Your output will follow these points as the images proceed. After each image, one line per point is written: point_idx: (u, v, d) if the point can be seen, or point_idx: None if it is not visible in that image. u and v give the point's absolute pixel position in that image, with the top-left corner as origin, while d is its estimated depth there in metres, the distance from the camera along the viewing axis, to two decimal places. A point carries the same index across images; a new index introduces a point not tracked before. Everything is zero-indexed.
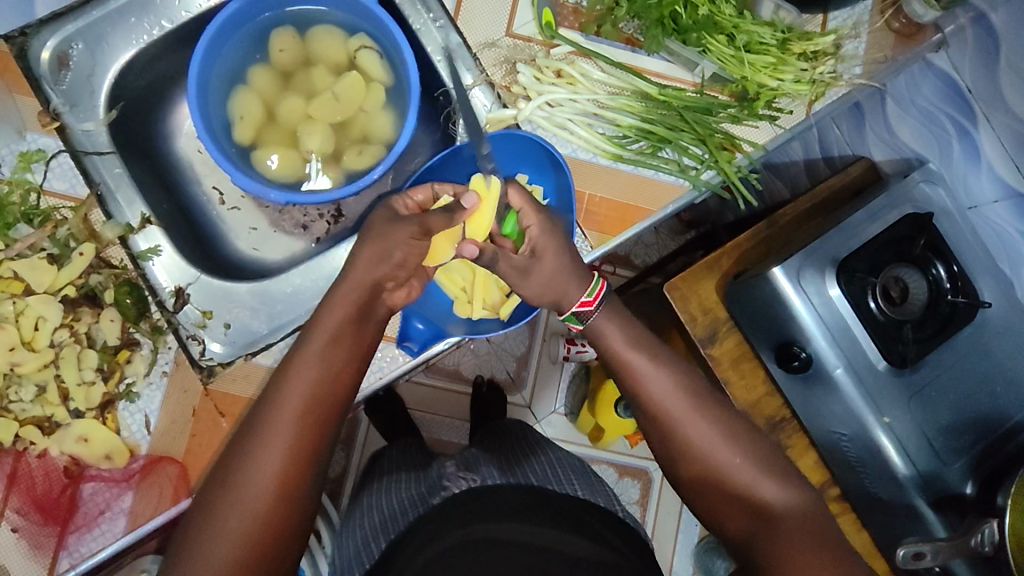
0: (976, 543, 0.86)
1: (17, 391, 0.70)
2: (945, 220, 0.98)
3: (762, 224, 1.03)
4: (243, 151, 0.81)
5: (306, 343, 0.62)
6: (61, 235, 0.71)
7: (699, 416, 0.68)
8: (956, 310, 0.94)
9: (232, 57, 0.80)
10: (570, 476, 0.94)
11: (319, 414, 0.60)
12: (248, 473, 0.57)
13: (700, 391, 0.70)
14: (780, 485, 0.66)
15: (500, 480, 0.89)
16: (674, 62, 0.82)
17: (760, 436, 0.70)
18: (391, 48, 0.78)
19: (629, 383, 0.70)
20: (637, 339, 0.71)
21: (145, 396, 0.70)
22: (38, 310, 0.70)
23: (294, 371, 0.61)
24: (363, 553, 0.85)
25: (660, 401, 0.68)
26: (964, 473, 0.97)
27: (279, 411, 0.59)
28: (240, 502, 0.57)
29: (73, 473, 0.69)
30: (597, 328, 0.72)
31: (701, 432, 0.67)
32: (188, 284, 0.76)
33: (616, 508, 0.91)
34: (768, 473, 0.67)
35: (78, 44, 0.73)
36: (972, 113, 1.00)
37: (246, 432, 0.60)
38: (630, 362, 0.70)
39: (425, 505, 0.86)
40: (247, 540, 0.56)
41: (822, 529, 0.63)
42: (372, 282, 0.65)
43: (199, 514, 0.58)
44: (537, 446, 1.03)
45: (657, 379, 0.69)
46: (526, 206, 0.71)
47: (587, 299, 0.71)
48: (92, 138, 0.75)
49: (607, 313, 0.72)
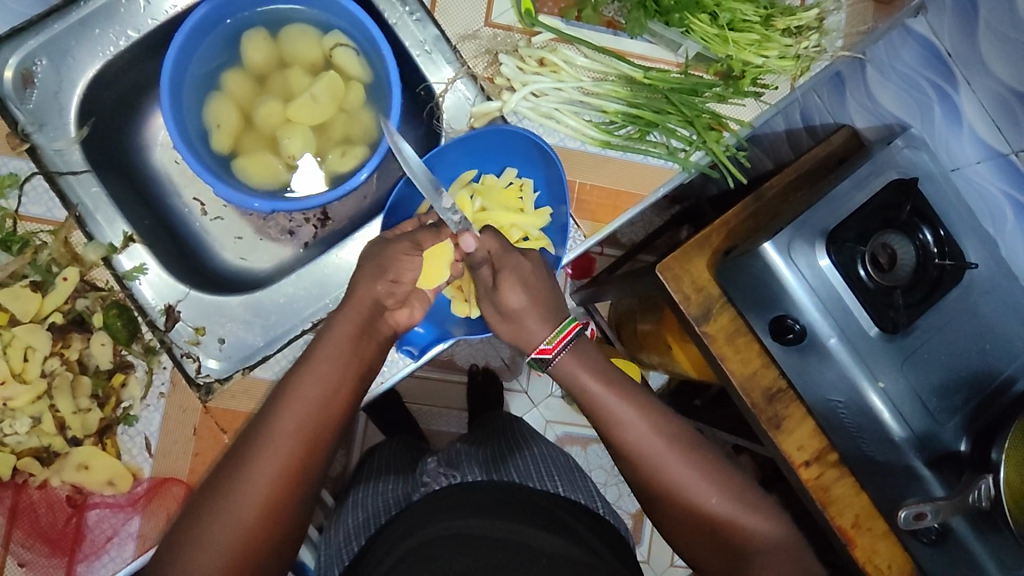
0: (974, 499, 0.88)
1: (11, 424, 0.68)
2: (930, 183, 0.98)
3: (749, 198, 1.03)
4: (222, 160, 0.79)
5: (310, 362, 0.62)
6: (42, 260, 0.69)
7: (677, 457, 0.69)
8: (944, 273, 0.96)
9: (204, 62, 0.77)
10: (552, 472, 0.95)
11: (310, 435, 0.60)
12: (235, 488, 0.58)
13: (672, 430, 0.70)
14: (758, 517, 0.69)
15: (480, 477, 0.90)
16: (657, 43, 0.81)
17: (731, 468, 0.73)
18: (368, 45, 0.77)
19: (606, 425, 0.69)
20: (610, 380, 0.70)
21: (143, 419, 0.69)
22: (26, 339, 0.68)
23: (297, 387, 0.61)
24: (344, 551, 0.87)
25: (638, 444, 0.68)
26: (959, 431, 0.99)
27: (273, 428, 0.59)
28: (226, 518, 0.57)
29: (77, 502, 0.69)
30: (566, 374, 0.70)
31: (683, 476, 0.68)
32: (177, 302, 0.75)
33: (597, 505, 0.93)
34: (742, 506, 0.69)
35: (42, 60, 0.70)
36: (952, 77, 0.99)
37: (241, 445, 0.60)
38: (606, 408, 0.69)
39: (407, 502, 0.89)
40: (226, 556, 0.57)
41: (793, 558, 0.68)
42: (371, 301, 0.66)
43: (185, 521, 0.58)
44: (527, 439, 1.04)
45: (637, 424, 0.69)
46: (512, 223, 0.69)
47: (545, 347, 0.69)
48: (64, 157, 0.72)
49: (571, 356, 0.70)
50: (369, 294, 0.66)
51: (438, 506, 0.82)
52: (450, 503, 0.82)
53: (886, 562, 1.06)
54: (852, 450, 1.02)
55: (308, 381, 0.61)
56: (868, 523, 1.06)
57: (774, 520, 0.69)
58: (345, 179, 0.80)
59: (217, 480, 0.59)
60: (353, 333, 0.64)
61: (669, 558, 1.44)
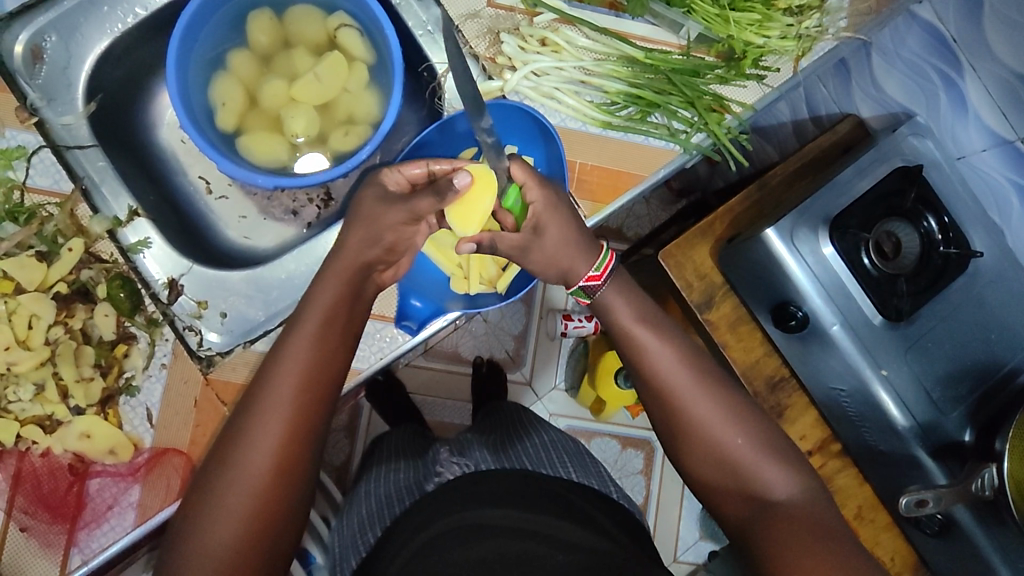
0: (976, 487, 0.88)
1: (16, 391, 0.69)
2: (934, 172, 0.98)
3: (752, 186, 1.03)
4: (227, 138, 0.80)
5: (297, 327, 0.62)
6: (48, 231, 0.70)
7: (706, 394, 0.67)
8: (949, 261, 0.94)
9: (210, 43, 0.78)
10: (563, 458, 0.95)
11: (310, 398, 0.61)
12: (243, 459, 0.58)
13: (706, 369, 0.69)
14: (781, 469, 0.66)
15: (494, 466, 0.90)
16: (660, 24, 0.81)
17: (761, 416, 0.70)
18: (371, 25, 0.77)
19: (632, 356, 0.69)
20: (647, 315, 0.70)
21: (145, 390, 0.70)
22: (31, 308, 0.69)
23: (286, 352, 0.61)
24: (358, 541, 0.87)
25: (666, 378, 0.68)
26: (962, 422, 0.98)
27: (271, 397, 0.59)
28: (238, 485, 0.58)
29: (79, 469, 0.69)
30: (605, 304, 0.70)
31: (706, 412, 0.67)
32: (181, 276, 0.75)
33: (610, 491, 0.93)
34: (770, 455, 0.67)
35: (52, 36, 0.71)
36: (957, 62, 0.97)
37: (240, 415, 0.60)
38: (637, 342, 0.69)
39: (420, 491, 0.88)
40: (245, 521, 0.58)
41: (823, 519, 0.64)
42: (362, 265, 0.65)
43: (198, 493, 0.59)
44: (533, 426, 1.04)
45: (667, 357, 0.68)
46: (529, 180, 0.66)
47: (594, 273, 0.69)
48: (72, 132, 0.73)
49: (614, 287, 0.70)
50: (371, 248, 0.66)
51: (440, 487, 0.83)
52: (457, 495, 0.82)
53: (889, 554, 1.05)
54: (855, 441, 1.01)
55: (297, 350, 0.61)
56: (870, 514, 1.05)
57: (800, 475, 0.66)
58: (347, 158, 0.80)
59: (223, 453, 0.59)
60: (338, 293, 0.63)
61: (673, 552, 1.43)
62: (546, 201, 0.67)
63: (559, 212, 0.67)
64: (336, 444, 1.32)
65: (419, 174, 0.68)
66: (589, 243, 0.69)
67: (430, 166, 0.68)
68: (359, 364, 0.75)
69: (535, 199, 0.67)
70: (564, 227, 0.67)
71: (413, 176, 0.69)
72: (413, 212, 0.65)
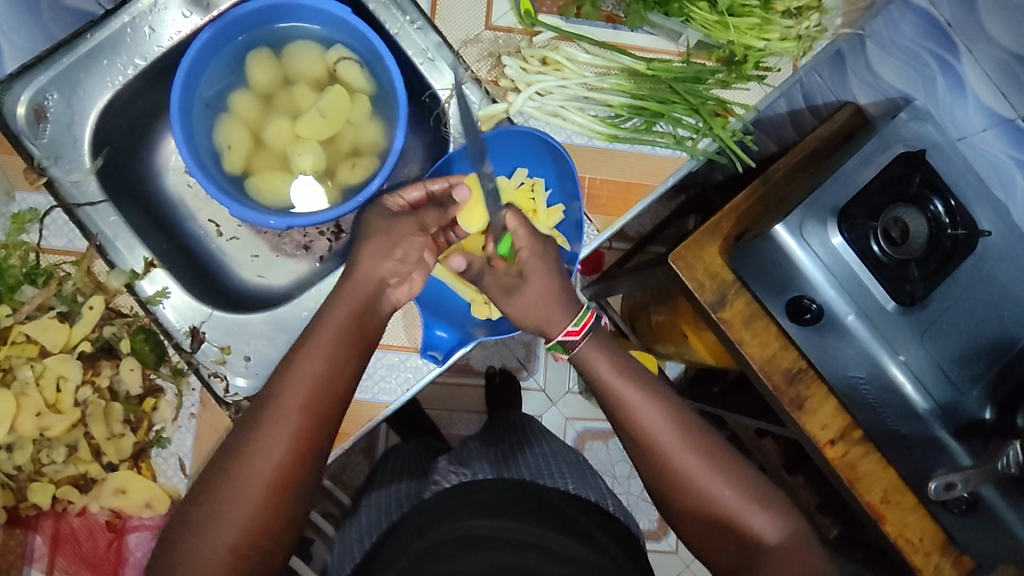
0: (1003, 466, 0.87)
1: (49, 453, 0.69)
2: (937, 154, 0.97)
3: (756, 181, 1.04)
4: (235, 180, 0.79)
5: (299, 356, 0.62)
6: (67, 291, 0.70)
7: (689, 447, 0.69)
8: (958, 242, 0.95)
9: (210, 86, 0.78)
10: (561, 469, 0.96)
11: (305, 432, 0.60)
12: (235, 491, 0.58)
13: (686, 422, 0.71)
14: (770, 516, 0.68)
15: (491, 475, 0.89)
16: (658, 34, 0.82)
17: (744, 463, 0.72)
18: (370, 57, 0.77)
19: (617, 412, 0.70)
20: (626, 369, 0.72)
21: (176, 440, 0.71)
22: (57, 369, 0.69)
23: (296, 367, 0.62)
24: (354, 547, 0.87)
25: (652, 434, 0.69)
26: (982, 399, 0.99)
27: (268, 425, 0.59)
28: (237, 495, 0.58)
29: (117, 526, 0.70)
30: (582, 360, 0.72)
31: (693, 464, 0.69)
32: (200, 323, 0.74)
33: (607, 503, 0.94)
34: (757, 503, 0.69)
35: (53, 94, 0.71)
36: (953, 46, 0.95)
37: (244, 425, 0.61)
38: (620, 400, 0.70)
39: (417, 500, 0.88)
40: (242, 530, 0.58)
41: (810, 561, 0.66)
42: (376, 280, 0.66)
43: (196, 499, 0.59)
44: (534, 436, 1.05)
45: (649, 411, 0.70)
46: (521, 229, 0.69)
47: (572, 329, 0.70)
48: (81, 188, 0.73)
49: (593, 342, 0.72)
50: (377, 272, 0.66)
51: (469, 507, 0.82)
52: (484, 507, 0.82)
53: (917, 535, 1.05)
54: (875, 424, 1.00)
55: (309, 365, 0.62)
56: (897, 497, 1.05)
57: (787, 520, 0.68)
58: (357, 191, 0.80)
59: (214, 483, 0.59)
60: (356, 314, 0.64)
61: None
62: (534, 249, 0.69)
63: (545, 259, 0.69)
64: (356, 464, 1.32)
65: (418, 198, 0.72)
66: (572, 298, 0.71)
67: (428, 187, 0.72)
68: (387, 397, 0.75)
69: (523, 248, 0.69)
70: (552, 260, 0.70)
71: (412, 199, 0.72)
72: (422, 224, 0.69)
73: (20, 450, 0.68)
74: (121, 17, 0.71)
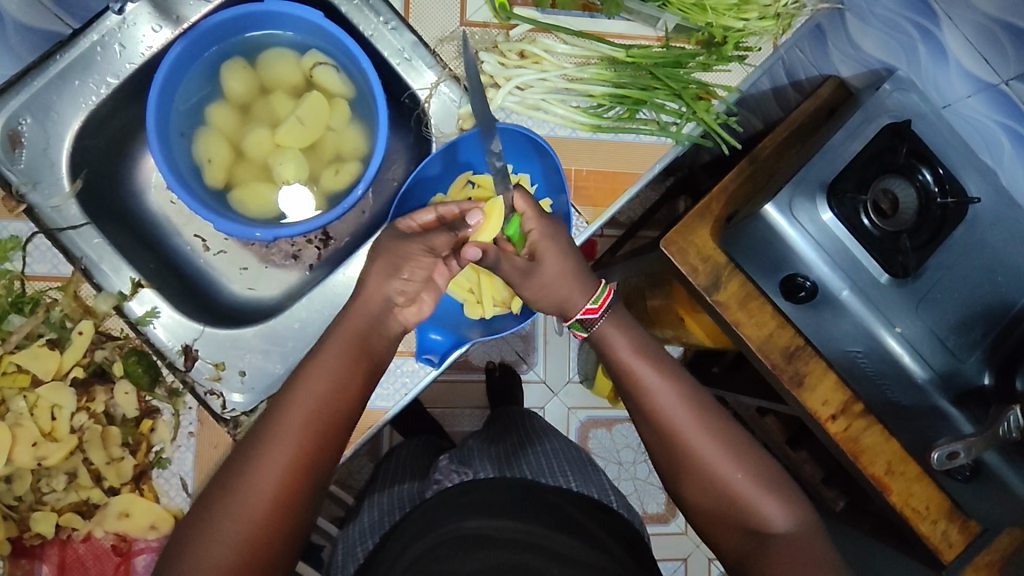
0: (1004, 431, 0.86)
1: (48, 482, 0.70)
2: (923, 124, 0.96)
3: (744, 161, 1.04)
4: (219, 194, 0.79)
5: (338, 329, 0.65)
6: (55, 317, 0.70)
7: (705, 429, 0.69)
8: (947, 211, 0.94)
9: (187, 97, 0.77)
10: (563, 466, 0.94)
11: (340, 398, 0.63)
12: (270, 446, 0.59)
13: (703, 406, 0.71)
14: (780, 503, 0.68)
15: (492, 473, 0.89)
16: (635, 20, 0.81)
17: (760, 450, 0.72)
18: (346, 60, 0.76)
19: (633, 390, 0.71)
20: (644, 350, 0.72)
21: (177, 460, 0.70)
22: (51, 398, 0.69)
23: (322, 353, 0.64)
24: (357, 548, 0.88)
25: (667, 415, 0.70)
26: (981, 364, 0.97)
27: (304, 393, 0.61)
28: (261, 471, 0.58)
29: (123, 549, 0.71)
30: (602, 338, 0.73)
31: (706, 446, 0.69)
32: (193, 341, 0.74)
33: (610, 499, 0.92)
34: (768, 490, 0.69)
35: (27, 119, 0.70)
36: (932, 14, 0.89)
37: (272, 409, 0.62)
38: (638, 378, 0.71)
39: (420, 500, 0.89)
40: (263, 509, 0.57)
41: (817, 555, 0.66)
42: (383, 299, 0.66)
43: (219, 481, 0.59)
44: (540, 434, 1.03)
45: (665, 391, 0.70)
46: (529, 210, 0.68)
47: (591, 306, 0.71)
48: (62, 213, 0.72)
49: (612, 321, 0.73)
50: (379, 293, 0.66)
51: (476, 507, 0.82)
52: (492, 504, 0.82)
53: (923, 503, 1.06)
54: (876, 397, 1.01)
55: (335, 351, 0.63)
56: (901, 467, 1.06)
57: (796, 508, 0.68)
58: (342, 198, 0.79)
59: (251, 442, 0.60)
60: (360, 327, 0.65)
61: None
62: (542, 229, 0.68)
63: (555, 241, 0.69)
64: (360, 466, 1.32)
65: (431, 220, 0.70)
66: (587, 277, 0.72)
67: (438, 209, 0.70)
68: (384, 403, 0.75)
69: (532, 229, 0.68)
70: (562, 256, 0.69)
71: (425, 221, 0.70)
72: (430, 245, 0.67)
73: (20, 481, 0.69)
74: (89, 36, 0.70)
